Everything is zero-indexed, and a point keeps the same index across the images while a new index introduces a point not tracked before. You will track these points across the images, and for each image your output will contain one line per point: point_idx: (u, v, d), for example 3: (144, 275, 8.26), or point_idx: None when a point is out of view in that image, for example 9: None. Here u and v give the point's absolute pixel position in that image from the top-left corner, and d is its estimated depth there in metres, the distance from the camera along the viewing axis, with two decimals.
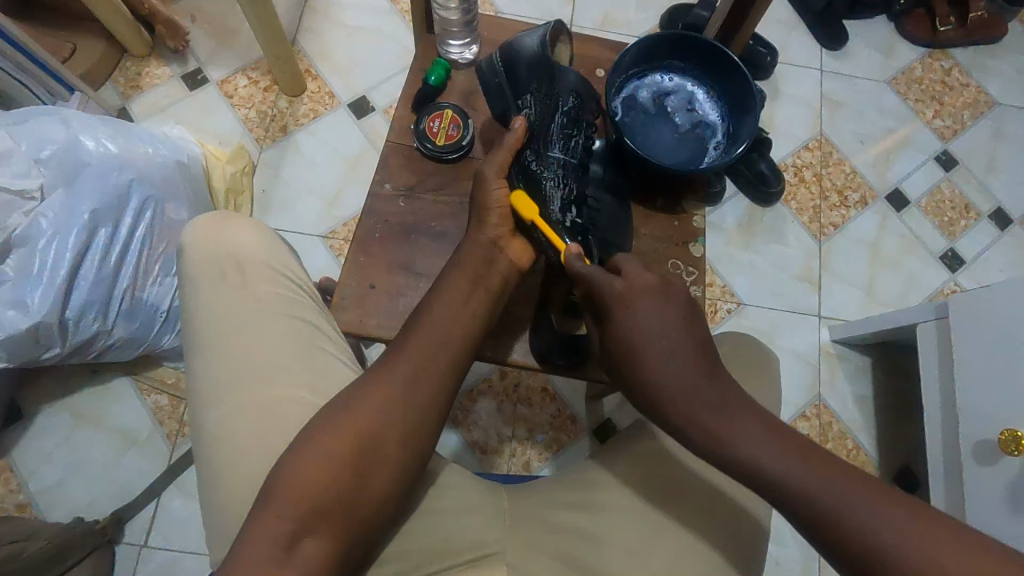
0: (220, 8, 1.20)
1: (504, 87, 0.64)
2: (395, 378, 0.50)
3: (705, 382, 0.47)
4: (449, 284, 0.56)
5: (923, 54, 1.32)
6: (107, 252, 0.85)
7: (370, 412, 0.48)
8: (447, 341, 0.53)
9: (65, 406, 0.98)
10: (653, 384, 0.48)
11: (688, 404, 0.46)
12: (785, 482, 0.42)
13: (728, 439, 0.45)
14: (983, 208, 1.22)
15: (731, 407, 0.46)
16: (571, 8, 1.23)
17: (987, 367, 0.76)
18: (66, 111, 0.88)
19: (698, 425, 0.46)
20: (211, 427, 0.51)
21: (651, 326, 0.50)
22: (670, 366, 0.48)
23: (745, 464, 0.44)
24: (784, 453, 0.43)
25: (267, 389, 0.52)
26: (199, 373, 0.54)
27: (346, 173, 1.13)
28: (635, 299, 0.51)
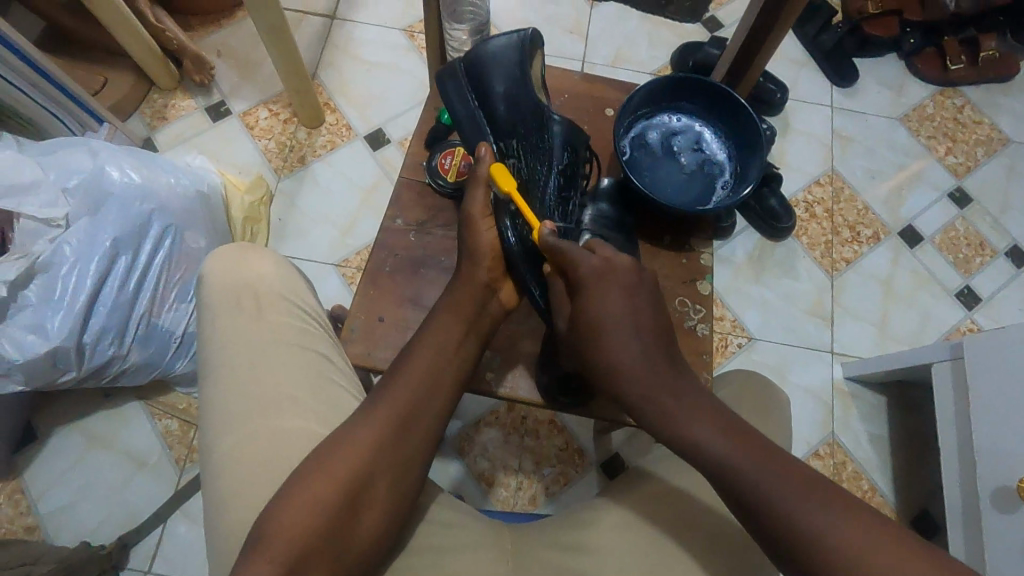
0: (245, 43, 1.25)
1: (477, 111, 0.63)
2: (383, 420, 0.51)
3: (666, 369, 0.52)
4: (441, 320, 0.57)
5: (934, 91, 1.32)
6: (126, 279, 0.87)
7: (360, 448, 0.49)
8: (437, 379, 0.54)
9: (77, 428, 0.99)
10: (616, 362, 0.52)
11: (651, 387, 0.51)
12: (728, 465, 0.46)
13: (680, 423, 0.49)
14: (998, 245, 1.20)
15: (692, 396, 0.50)
16: (584, 45, 1.26)
17: (1005, 410, 0.74)
18: (94, 142, 0.91)
19: (657, 403, 0.50)
20: (221, 456, 0.52)
21: (617, 307, 0.53)
22: (630, 343, 0.52)
23: (693, 446, 0.48)
24: (733, 441, 0.47)
25: (279, 418, 0.53)
26: (210, 403, 0.54)
27: (360, 203, 1.15)
28: (607, 284, 0.54)
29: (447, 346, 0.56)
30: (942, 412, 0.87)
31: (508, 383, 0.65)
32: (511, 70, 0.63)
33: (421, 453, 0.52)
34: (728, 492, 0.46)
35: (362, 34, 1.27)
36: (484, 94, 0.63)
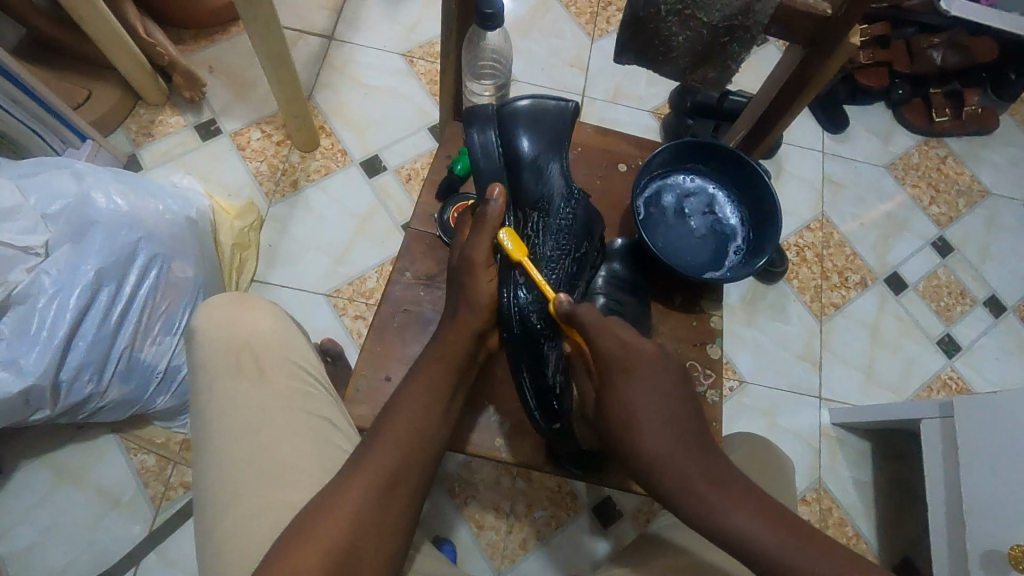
0: (238, 60, 1.21)
1: (499, 165, 0.62)
2: (372, 468, 0.51)
3: (688, 446, 0.51)
4: (428, 374, 0.57)
5: (919, 141, 1.36)
6: (108, 312, 0.82)
7: (347, 512, 0.48)
8: (423, 437, 0.54)
9: (45, 462, 0.94)
10: (651, 462, 0.51)
11: (684, 481, 0.50)
12: (772, 559, 0.46)
13: (717, 515, 0.48)
14: (978, 294, 1.24)
15: (725, 485, 0.50)
16: (584, 79, 1.25)
17: (996, 473, 0.76)
18: (79, 165, 0.87)
19: (690, 502, 0.49)
20: (216, 516, 0.53)
21: (644, 403, 0.52)
22: (660, 440, 0.51)
23: (739, 541, 0.47)
24: (772, 529, 0.47)
25: (270, 475, 0.54)
26: (211, 464, 0.55)
27: (354, 230, 1.12)
28: (632, 369, 0.52)
29: (436, 401, 0.56)
30: (931, 468, 0.88)
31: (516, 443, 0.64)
32: (546, 137, 0.64)
33: (408, 515, 0.52)
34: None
35: (361, 57, 1.25)
36: (514, 150, 0.63)
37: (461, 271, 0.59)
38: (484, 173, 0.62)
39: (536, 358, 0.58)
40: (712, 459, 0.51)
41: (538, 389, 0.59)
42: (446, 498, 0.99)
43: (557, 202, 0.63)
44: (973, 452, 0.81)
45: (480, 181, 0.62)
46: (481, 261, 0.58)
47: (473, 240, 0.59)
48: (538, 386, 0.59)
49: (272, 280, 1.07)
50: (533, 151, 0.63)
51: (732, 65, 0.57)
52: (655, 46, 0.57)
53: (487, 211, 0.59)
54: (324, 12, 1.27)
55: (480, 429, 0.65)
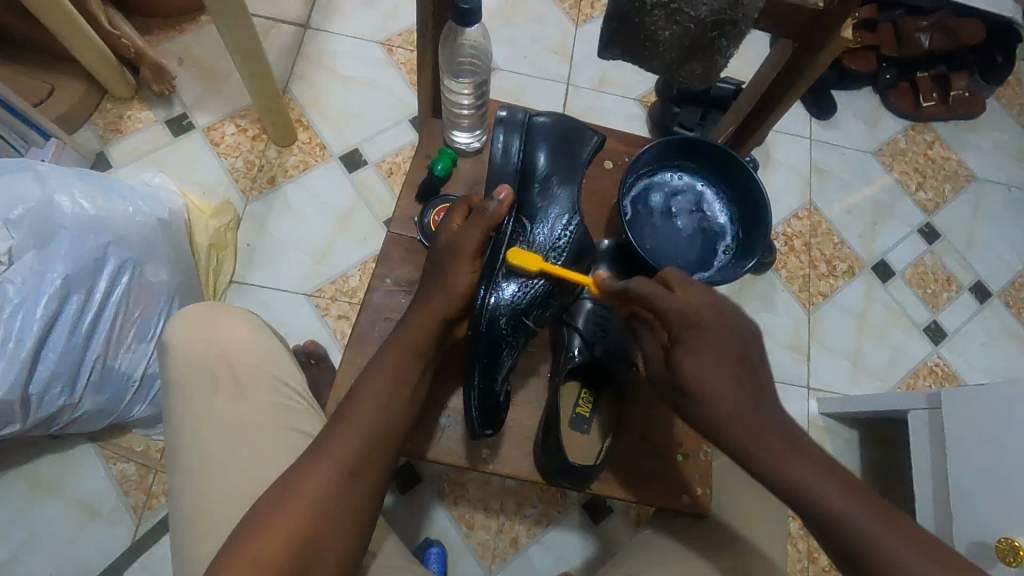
0: (209, 50, 1.16)
1: (511, 172, 0.65)
2: (328, 461, 0.49)
3: (760, 403, 0.50)
4: (393, 359, 0.54)
5: (907, 126, 1.35)
6: (78, 321, 0.79)
7: (303, 505, 0.47)
8: (387, 426, 0.52)
9: (20, 474, 0.91)
10: (719, 417, 0.50)
11: (751, 431, 0.49)
12: (842, 526, 0.45)
13: (789, 472, 0.47)
14: (963, 280, 1.24)
15: (794, 445, 0.49)
16: (569, 67, 1.22)
17: (983, 465, 0.76)
18: (40, 166, 0.83)
19: (760, 453, 0.48)
20: (188, 530, 0.52)
21: (713, 366, 0.51)
22: (727, 390, 0.50)
23: (803, 495, 0.47)
24: (848, 501, 0.46)
25: (244, 491, 0.54)
26: (185, 478, 0.55)
27: (335, 227, 1.09)
28: (701, 330, 0.52)
29: (400, 387, 0.54)
30: (918, 459, 0.89)
31: (503, 450, 0.64)
32: (561, 155, 0.67)
33: (369, 507, 0.50)
34: (843, 553, 0.45)
35: (337, 46, 1.20)
36: (530, 163, 0.66)
37: (443, 257, 0.58)
38: (498, 169, 0.65)
39: (491, 361, 0.58)
40: (783, 418, 0.50)
41: (483, 392, 0.58)
42: (436, 498, 0.98)
43: (553, 212, 0.65)
44: (960, 443, 0.81)
45: (491, 177, 0.64)
46: (470, 252, 0.58)
47: (464, 229, 0.59)
48: (484, 389, 0.58)
49: (251, 281, 1.04)
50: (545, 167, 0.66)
51: (720, 59, 0.55)
52: (640, 41, 0.55)
53: (488, 207, 0.58)
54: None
55: (466, 438, 0.64)
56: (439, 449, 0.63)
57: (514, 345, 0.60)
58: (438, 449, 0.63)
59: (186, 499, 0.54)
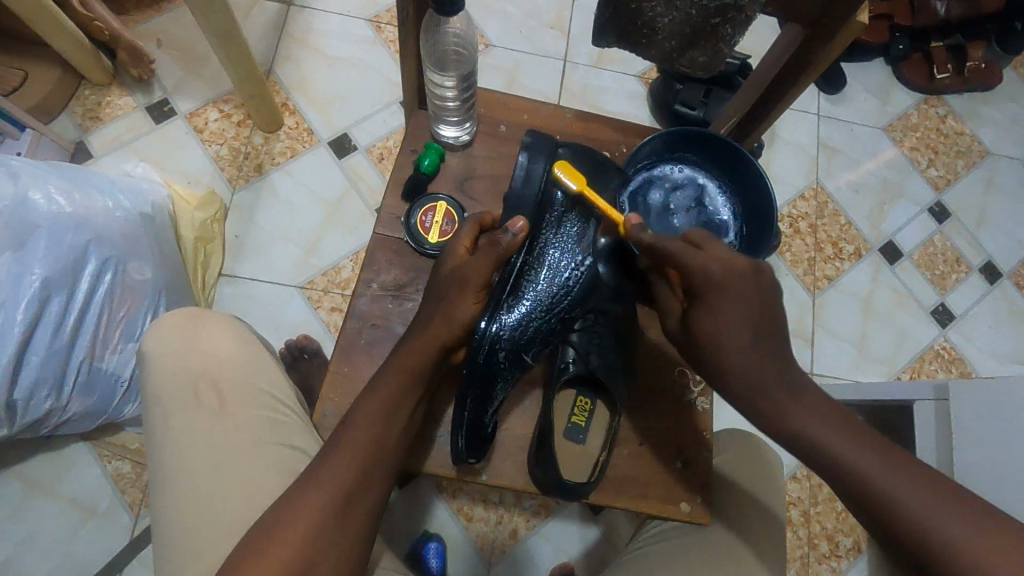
0: (188, 31, 1.11)
1: (533, 204, 0.61)
2: (326, 485, 0.49)
3: (768, 350, 0.51)
4: (388, 380, 0.54)
5: (918, 99, 1.30)
6: (61, 324, 0.77)
7: (300, 531, 0.46)
8: (382, 448, 0.52)
9: (14, 472, 0.90)
10: (731, 366, 0.52)
11: (766, 383, 0.51)
12: (846, 460, 0.48)
13: (797, 424, 0.50)
14: (973, 260, 1.21)
15: (808, 393, 0.51)
16: (566, 43, 1.16)
17: (988, 459, 0.75)
18: (13, 161, 0.79)
19: (768, 402, 0.51)
20: (171, 546, 0.51)
21: (731, 320, 0.52)
22: (740, 344, 0.51)
23: (813, 438, 0.49)
24: (855, 446, 0.48)
25: (227, 508, 0.52)
26: (169, 493, 0.53)
27: (325, 217, 1.06)
28: (723, 290, 0.52)
29: (396, 410, 0.53)
30: (923, 449, 0.87)
31: (496, 457, 0.63)
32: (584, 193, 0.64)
33: (365, 530, 0.50)
34: (851, 491, 0.48)
35: (322, 24, 1.15)
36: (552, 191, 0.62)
37: (448, 282, 0.56)
38: (515, 198, 0.61)
39: (485, 394, 0.56)
40: (789, 361, 0.52)
41: (472, 423, 0.55)
42: (435, 491, 0.97)
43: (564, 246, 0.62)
44: (965, 435, 0.79)
45: (508, 205, 0.61)
46: (476, 284, 0.56)
47: (472, 259, 0.57)
48: (473, 421, 0.55)
49: (241, 274, 1.02)
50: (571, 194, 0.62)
51: (724, 48, 0.51)
52: (637, 28, 0.50)
53: (501, 239, 0.57)
54: None
55: None
56: (432, 457, 0.62)
57: (509, 377, 0.58)
58: (431, 457, 0.62)
59: (171, 518, 0.52)
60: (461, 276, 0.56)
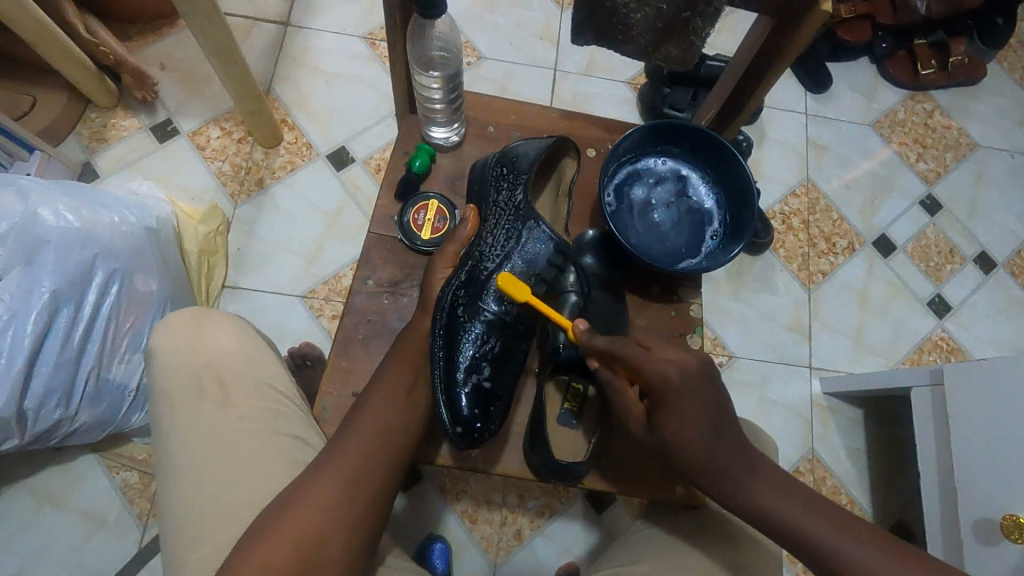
0: (190, 54, 1.15)
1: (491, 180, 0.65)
2: (340, 466, 0.52)
3: (725, 445, 0.53)
4: (392, 373, 0.59)
5: (905, 96, 1.32)
6: (69, 334, 0.79)
7: (315, 508, 0.49)
8: (388, 435, 0.56)
9: (25, 486, 0.92)
10: (689, 458, 0.53)
11: (725, 471, 0.53)
12: (803, 533, 0.50)
13: (755, 499, 0.52)
14: (968, 251, 1.22)
15: (761, 474, 0.53)
16: (556, 52, 1.20)
17: (987, 440, 0.75)
18: (22, 181, 0.82)
19: (730, 488, 0.53)
20: (176, 528, 0.53)
21: (686, 422, 0.53)
22: (699, 443, 0.53)
23: (769, 518, 0.52)
24: (812, 516, 0.51)
25: (234, 492, 0.54)
26: (172, 478, 0.55)
27: (325, 229, 1.08)
28: (676, 394, 0.52)
29: (399, 399, 0.58)
30: (921, 436, 0.88)
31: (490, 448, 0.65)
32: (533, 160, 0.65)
33: (373, 517, 0.52)
34: (805, 555, 0.51)
35: (319, 43, 1.19)
36: (500, 167, 0.64)
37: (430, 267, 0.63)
38: (477, 184, 0.66)
39: (451, 352, 0.59)
40: (743, 448, 0.54)
41: (446, 387, 0.58)
42: (437, 494, 0.98)
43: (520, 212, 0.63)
44: (962, 419, 0.80)
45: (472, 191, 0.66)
46: (446, 260, 0.63)
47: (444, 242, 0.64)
48: (446, 379, 0.58)
49: (243, 285, 1.04)
50: (521, 164, 0.64)
51: (697, 39, 0.53)
52: (613, 24, 0.53)
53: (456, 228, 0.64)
54: None
55: None
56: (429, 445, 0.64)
57: (480, 334, 0.61)
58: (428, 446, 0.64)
59: (178, 501, 0.54)
60: (435, 260, 0.63)
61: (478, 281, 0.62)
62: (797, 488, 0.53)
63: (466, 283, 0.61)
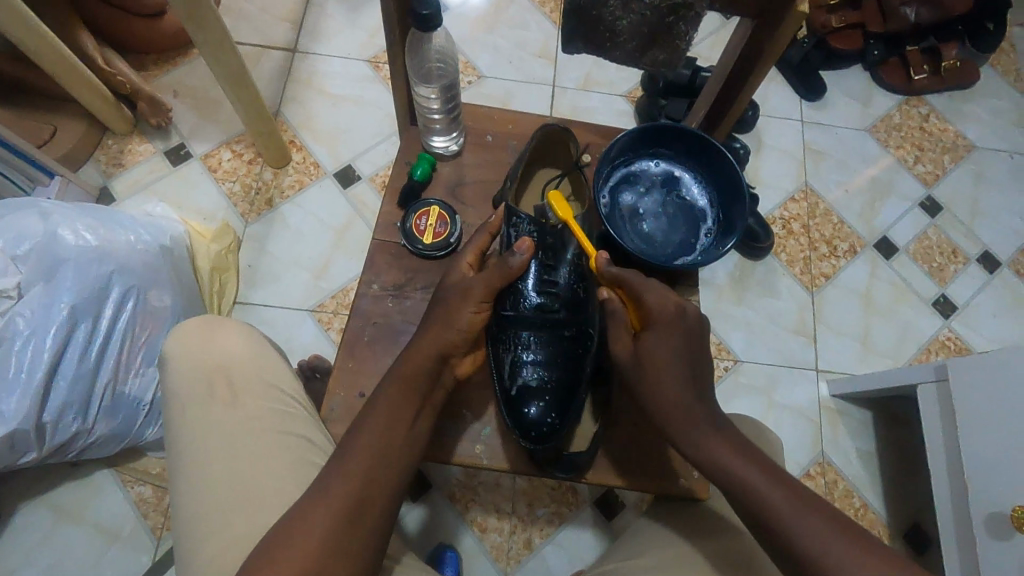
0: (202, 82, 1.20)
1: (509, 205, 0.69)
2: (343, 488, 0.51)
3: (703, 397, 0.57)
4: (390, 394, 0.57)
5: (899, 101, 1.34)
6: (87, 348, 0.82)
7: (314, 538, 0.49)
8: (389, 456, 0.55)
9: (42, 502, 0.94)
10: (660, 397, 0.57)
11: (685, 416, 0.56)
12: (752, 487, 0.52)
13: (711, 446, 0.54)
14: (970, 251, 1.22)
15: (729, 429, 0.55)
16: (553, 69, 1.23)
17: (991, 436, 0.76)
18: (45, 203, 0.86)
19: (693, 431, 0.55)
20: (190, 524, 0.55)
21: (671, 359, 0.57)
22: (672, 385, 0.56)
23: (725, 468, 0.53)
24: (766, 479, 0.52)
25: (248, 489, 0.56)
26: (186, 474, 0.57)
27: (332, 243, 1.11)
28: (672, 323, 0.58)
29: (400, 420, 0.56)
30: (928, 434, 0.88)
31: (494, 450, 0.67)
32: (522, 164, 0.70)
33: (380, 529, 0.52)
34: (756, 520, 0.51)
35: (325, 68, 1.23)
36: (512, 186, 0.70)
37: (450, 298, 0.62)
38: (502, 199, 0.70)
39: (508, 367, 0.64)
40: (717, 411, 0.56)
41: (512, 402, 0.63)
42: (447, 503, 0.98)
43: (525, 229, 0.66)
44: (966, 415, 0.80)
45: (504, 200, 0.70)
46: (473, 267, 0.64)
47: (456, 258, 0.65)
48: (510, 394, 0.63)
49: (253, 300, 1.07)
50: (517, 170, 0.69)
51: (682, 44, 0.57)
52: (601, 32, 0.57)
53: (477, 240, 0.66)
54: (284, 24, 1.25)
55: (459, 436, 0.67)
56: (436, 444, 0.66)
57: (522, 344, 0.64)
58: (436, 445, 0.66)
59: (192, 497, 0.56)
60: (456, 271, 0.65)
61: (513, 296, 0.65)
62: (759, 455, 0.54)
63: (505, 303, 0.65)
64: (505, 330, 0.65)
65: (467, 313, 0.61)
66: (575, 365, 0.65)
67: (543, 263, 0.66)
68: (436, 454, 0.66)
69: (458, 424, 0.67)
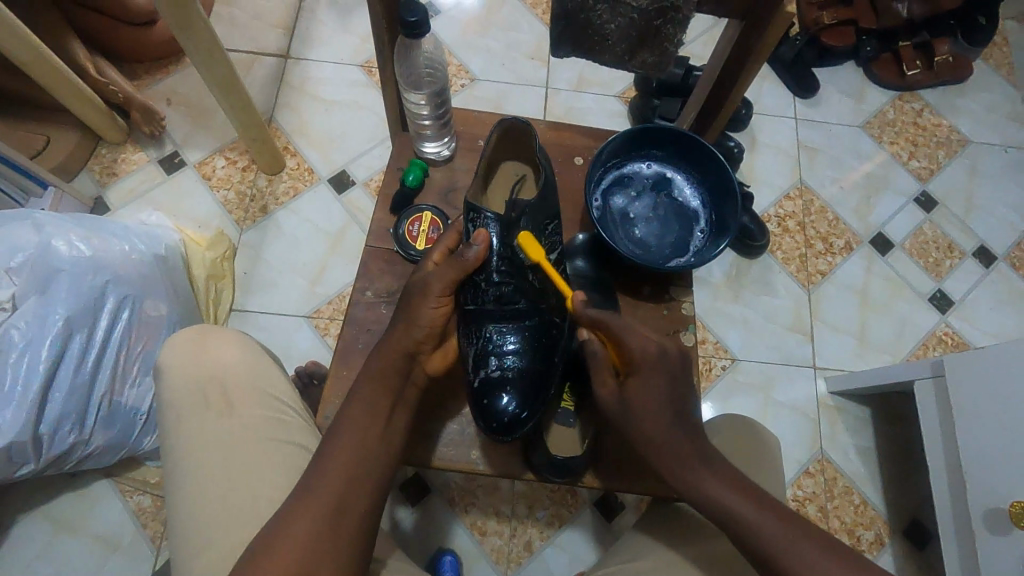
0: (196, 90, 1.20)
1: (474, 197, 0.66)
2: (324, 488, 0.52)
3: (685, 427, 0.58)
4: (366, 395, 0.58)
5: (893, 96, 1.34)
6: (82, 359, 0.82)
7: (298, 536, 0.49)
8: (370, 455, 0.55)
9: (41, 513, 0.94)
10: (642, 434, 0.58)
11: (667, 451, 0.57)
12: (731, 512, 0.54)
13: (692, 478, 0.56)
14: (967, 245, 1.22)
15: (708, 458, 0.57)
16: (546, 70, 1.23)
17: (988, 431, 0.76)
18: (38, 214, 0.86)
19: (674, 463, 0.57)
20: (183, 533, 0.55)
21: (654, 399, 0.57)
22: (653, 428, 0.57)
23: (706, 495, 0.55)
24: (747, 502, 0.54)
25: (239, 497, 0.56)
26: (179, 484, 0.57)
27: (327, 249, 1.11)
28: (654, 367, 0.57)
29: (377, 419, 0.57)
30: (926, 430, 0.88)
31: (489, 454, 0.67)
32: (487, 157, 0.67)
33: (365, 526, 0.52)
34: (740, 542, 0.54)
35: (318, 73, 1.23)
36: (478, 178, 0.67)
37: (411, 294, 0.61)
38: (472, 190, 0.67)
39: (475, 359, 0.62)
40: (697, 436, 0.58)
41: (480, 394, 0.60)
42: (447, 507, 0.98)
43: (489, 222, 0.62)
44: (963, 412, 0.80)
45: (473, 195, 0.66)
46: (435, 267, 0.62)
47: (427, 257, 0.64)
48: (479, 386, 0.61)
49: (249, 308, 1.07)
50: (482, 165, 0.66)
51: (670, 47, 0.57)
52: (589, 36, 0.57)
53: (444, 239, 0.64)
54: (277, 31, 1.25)
55: (455, 441, 0.67)
56: (432, 449, 0.66)
57: (488, 338, 0.62)
58: (432, 450, 0.66)
59: (185, 506, 0.56)
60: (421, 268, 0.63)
61: (472, 287, 0.63)
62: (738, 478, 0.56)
63: (469, 295, 0.63)
64: (470, 324, 0.63)
65: (430, 308, 0.60)
66: (545, 356, 0.62)
67: (502, 255, 0.63)
68: (432, 459, 0.66)
69: (453, 429, 0.67)
